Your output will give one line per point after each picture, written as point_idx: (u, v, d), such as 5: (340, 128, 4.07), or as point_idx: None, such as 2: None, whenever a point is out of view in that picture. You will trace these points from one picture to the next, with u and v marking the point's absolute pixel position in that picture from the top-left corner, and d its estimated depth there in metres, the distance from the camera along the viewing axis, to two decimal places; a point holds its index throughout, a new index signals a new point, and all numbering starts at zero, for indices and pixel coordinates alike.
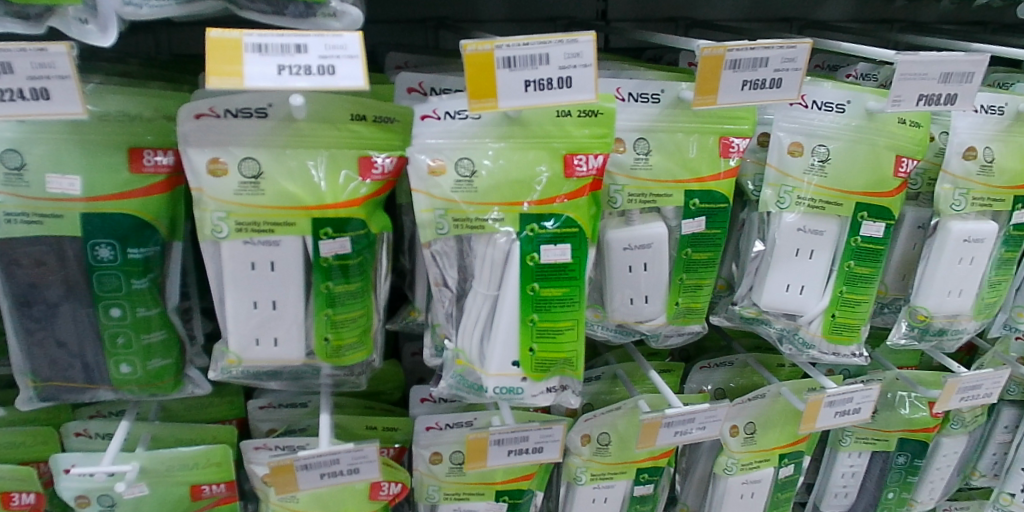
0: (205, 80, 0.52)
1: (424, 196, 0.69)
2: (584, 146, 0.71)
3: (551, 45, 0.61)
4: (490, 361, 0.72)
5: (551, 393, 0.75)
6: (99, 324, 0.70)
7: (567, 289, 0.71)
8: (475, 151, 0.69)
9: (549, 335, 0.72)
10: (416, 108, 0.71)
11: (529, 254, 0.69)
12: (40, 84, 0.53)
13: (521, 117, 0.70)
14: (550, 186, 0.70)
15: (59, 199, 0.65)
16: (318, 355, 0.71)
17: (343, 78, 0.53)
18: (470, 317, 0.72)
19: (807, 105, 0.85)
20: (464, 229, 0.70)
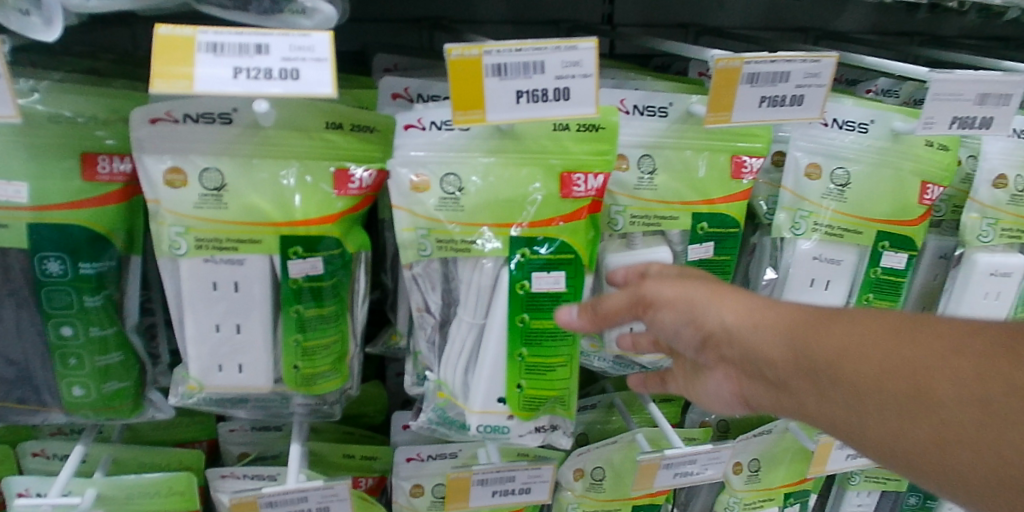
0: (150, 82, 0.46)
1: (406, 213, 0.63)
2: (584, 165, 0.64)
3: (548, 52, 0.55)
4: (474, 397, 0.66)
5: (539, 433, 0.69)
6: (48, 343, 0.64)
7: (560, 321, 0.66)
8: (463, 166, 0.63)
9: (539, 370, 0.66)
10: (398, 116, 0.64)
11: (519, 282, 0.64)
12: None
13: (514, 131, 0.64)
14: (544, 208, 0.64)
15: (3, 208, 0.59)
16: (287, 383, 0.65)
17: (310, 84, 0.48)
18: (454, 346, 0.67)
19: (828, 124, 0.79)
20: (448, 252, 0.64)
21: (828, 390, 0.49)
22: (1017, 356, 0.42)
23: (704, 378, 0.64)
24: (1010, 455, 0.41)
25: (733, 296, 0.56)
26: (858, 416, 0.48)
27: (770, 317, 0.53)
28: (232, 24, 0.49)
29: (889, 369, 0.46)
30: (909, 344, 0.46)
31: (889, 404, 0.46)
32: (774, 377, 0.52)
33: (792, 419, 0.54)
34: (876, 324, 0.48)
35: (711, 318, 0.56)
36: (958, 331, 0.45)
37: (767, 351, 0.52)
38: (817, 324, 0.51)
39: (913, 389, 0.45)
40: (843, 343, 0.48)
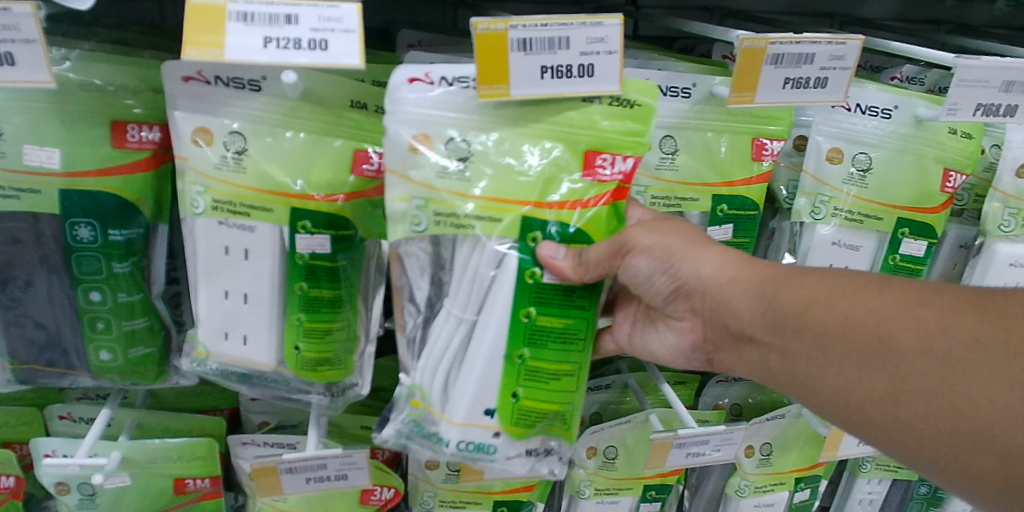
0: (181, 51, 0.47)
1: (399, 178, 0.61)
2: (614, 145, 0.62)
3: (573, 27, 0.56)
4: (457, 408, 0.64)
5: (527, 455, 0.67)
6: (78, 307, 0.66)
7: (571, 321, 0.64)
8: (474, 133, 0.61)
9: (537, 377, 0.64)
10: (403, 68, 0.61)
11: (529, 269, 0.61)
12: (5, 48, 0.48)
13: (537, 98, 0.61)
14: (572, 187, 0.62)
15: (36, 173, 0.60)
16: (289, 363, 0.66)
17: (337, 55, 0.49)
18: (438, 342, 0.64)
19: (851, 109, 0.78)
20: (452, 227, 0.61)
21: (795, 342, 0.58)
22: (978, 307, 0.52)
23: (662, 326, 0.73)
24: (951, 395, 0.50)
25: (707, 248, 0.63)
26: (818, 364, 0.57)
27: (743, 272, 0.61)
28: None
29: (857, 322, 0.55)
30: (866, 299, 0.56)
31: (852, 356, 0.55)
32: (742, 330, 0.62)
33: (752, 368, 0.63)
34: (837, 283, 0.58)
35: (688, 269, 0.63)
36: (921, 297, 0.54)
37: (736, 301, 0.61)
38: (789, 279, 0.59)
39: (878, 344, 0.54)
40: (811, 294, 0.58)
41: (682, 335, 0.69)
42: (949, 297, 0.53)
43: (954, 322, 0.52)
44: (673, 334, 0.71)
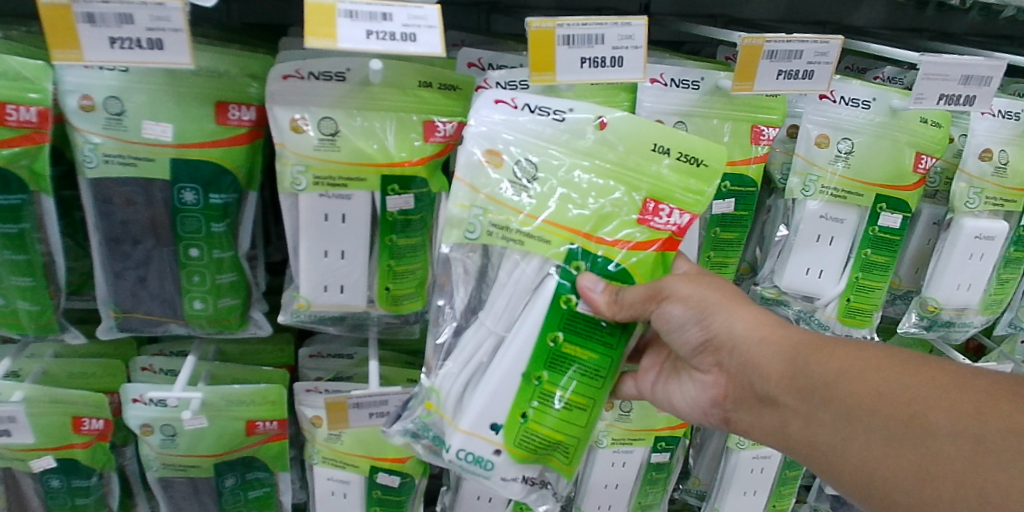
0: (305, 40, 0.59)
1: (467, 188, 0.70)
2: (673, 198, 0.70)
3: (607, 26, 0.68)
4: (467, 416, 0.71)
5: (520, 482, 0.72)
6: (179, 261, 0.77)
7: (595, 356, 0.70)
8: (539, 154, 0.71)
9: (549, 400, 0.70)
10: (498, 90, 0.72)
11: (564, 296, 0.69)
12: (156, 35, 0.59)
13: (609, 139, 0.71)
14: (626, 229, 0.70)
15: (152, 144, 0.72)
16: (379, 301, 0.79)
17: (423, 45, 0.62)
18: (470, 346, 0.72)
19: (835, 100, 0.90)
20: (501, 242, 0.70)
21: (821, 409, 0.64)
22: (1009, 398, 0.58)
23: (683, 378, 0.80)
24: (965, 479, 0.57)
25: (740, 306, 0.70)
26: (843, 433, 0.63)
27: (773, 335, 0.68)
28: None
29: (885, 396, 0.62)
30: (895, 375, 0.63)
31: (878, 428, 0.61)
32: (767, 392, 0.68)
33: (772, 429, 0.69)
34: (867, 357, 0.64)
35: (720, 324, 0.70)
36: (954, 382, 0.61)
37: (767, 363, 0.67)
38: (820, 347, 0.66)
39: (905, 419, 0.60)
40: (842, 364, 0.64)
41: (707, 390, 0.75)
42: (974, 382, 0.60)
43: (979, 406, 0.58)
44: (696, 389, 0.77)
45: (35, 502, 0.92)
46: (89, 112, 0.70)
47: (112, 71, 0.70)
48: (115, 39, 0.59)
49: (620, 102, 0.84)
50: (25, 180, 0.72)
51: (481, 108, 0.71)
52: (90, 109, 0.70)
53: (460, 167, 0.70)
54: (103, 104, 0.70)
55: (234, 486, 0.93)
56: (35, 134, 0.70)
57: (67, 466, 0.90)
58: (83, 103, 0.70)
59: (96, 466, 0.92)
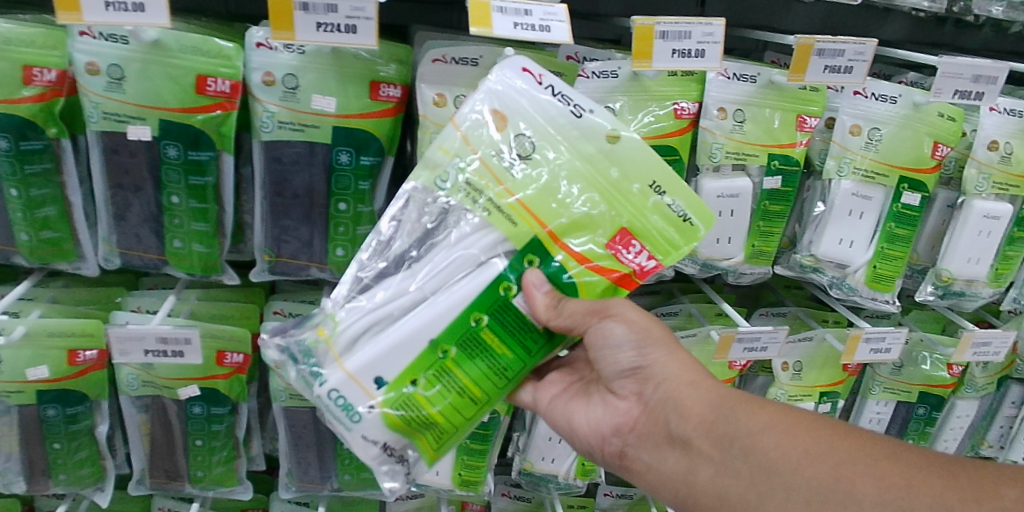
0: (470, 27, 0.79)
1: (460, 139, 0.73)
2: (650, 239, 0.72)
3: (694, 25, 0.88)
4: (356, 359, 0.71)
5: (378, 447, 0.71)
6: (330, 213, 0.93)
7: (509, 355, 0.72)
8: (545, 144, 0.72)
9: (443, 376, 0.71)
10: (532, 62, 0.74)
11: (503, 282, 0.71)
12: (353, 23, 0.80)
13: (613, 158, 0.72)
14: (590, 245, 0.72)
15: (319, 114, 0.87)
16: None
17: (556, 34, 0.82)
18: (393, 294, 0.73)
19: (867, 96, 1.07)
20: (469, 202, 0.72)
21: (738, 459, 0.70)
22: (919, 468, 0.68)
23: (592, 400, 0.81)
24: None
25: (675, 350, 0.76)
26: (757, 486, 0.68)
27: (698, 378, 0.74)
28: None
29: (811, 456, 0.68)
30: (821, 439, 0.70)
31: (800, 486, 0.67)
32: (681, 433, 0.72)
33: (675, 472, 0.73)
34: (790, 420, 0.72)
35: (656, 359, 0.75)
36: (870, 450, 0.69)
37: (691, 405, 0.72)
38: (739, 403, 0.73)
39: (832, 480, 0.67)
40: (761, 422, 0.71)
41: (616, 418, 0.78)
42: (905, 456, 0.69)
43: (908, 478, 0.66)
44: (605, 413, 0.79)
45: (176, 427, 0.97)
46: (269, 86, 0.86)
47: (290, 53, 0.86)
48: (320, 24, 0.79)
49: (690, 92, 0.99)
50: (214, 141, 0.86)
51: (508, 71, 0.74)
52: (271, 84, 0.86)
53: (464, 115, 0.73)
54: (281, 80, 0.86)
55: None
56: (226, 103, 0.85)
57: (209, 395, 0.96)
58: (265, 79, 0.86)
59: (232, 397, 0.97)
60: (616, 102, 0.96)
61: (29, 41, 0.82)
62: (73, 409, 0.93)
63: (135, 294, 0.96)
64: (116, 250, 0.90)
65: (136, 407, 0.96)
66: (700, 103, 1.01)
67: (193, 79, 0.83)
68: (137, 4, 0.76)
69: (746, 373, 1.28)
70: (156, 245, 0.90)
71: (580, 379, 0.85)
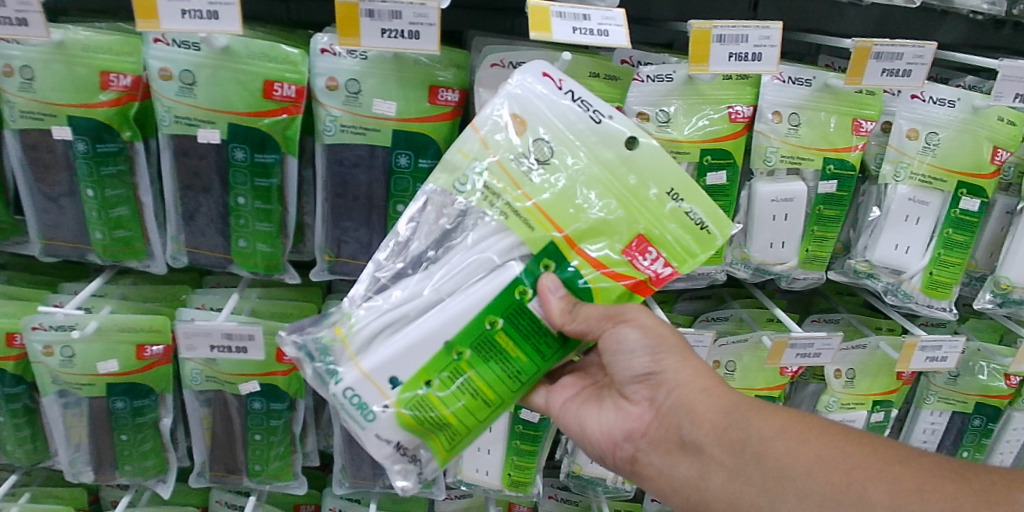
0: (529, 32, 0.80)
1: (479, 141, 0.72)
2: (666, 246, 0.71)
3: (752, 29, 0.88)
4: (371, 358, 0.71)
5: (391, 447, 0.71)
6: (388, 215, 0.95)
7: (524, 358, 0.72)
8: (563, 148, 0.71)
9: (457, 377, 0.71)
10: (552, 66, 0.73)
11: (519, 286, 0.71)
12: (416, 29, 0.82)
13: (631, 163, 0.71)
14: (606, 251, 0.71)
15: (380, 118, 0.89)
16: None
17: (613, 39, 0.83)
18: (406, 295, 0.73)
19: (925, 100, 1.05)
20: (486, 204, 0.72)
21: (751, 466, 0.69)
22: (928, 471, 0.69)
23: (605, 405, 0.80)
24: None
25: (688, 355, 0.75)
26: (769, 492, 0.69)
27: (711, 384, 0.73)
28: (563, 1, 0.85)
29: (823, 461, 0.69)
30: (832, 444, 0.70)
31: (813, 491, 0.68)
32: (694, 439, 0.72)
33: (687, 478, 0.72)
34: (802, 425, 0.72)
35: (670, 364, 0.74)
36: (880, 453, 0.70)
37: (704, 411, 0.72)
38: (751, 409, 0.72)
39: (844, 485, 0.67)
40: (773, 428, 0.71)
41: (627, 423, 0.76)
42: (915, 459, 0.70)
43: (921, 482, 0.67)
44: (617, 418, 0.78)
45: (237, 421, 1.00)
46: (332, 90, 0.88)
47: (353, 59, 0.88)
48: (385, 31, 0.82)
49: (745, 95, 0.99)
50: (279, 144, 0.89)
51: (528, 75, 0.73)
52: (334, 88, 0.88)
53: (484, 118, 0.73)
54: (344, 85, 0.88)
55: None
56: (291, 107, 0.88)
57: (269, 391, 0.98)
58: (329, 84, 0.88)
59: (290, 393, 0.99)
60: (670, 105, 0.96)
61: (107, 48, 0.86)
62: (140, 402, 0.96)
63: (198, 292, 0.99)
64: (183, 249, 0.94)
65: (199, 401, 0.99)
66: (755, 107, 1.00)
67: (261, 84, 0.86)
68: (211, 13, 0.78)
69: (797, 381, 1.26)
70: (222, 244, 0.94)
71: (594, 383, 0.84)
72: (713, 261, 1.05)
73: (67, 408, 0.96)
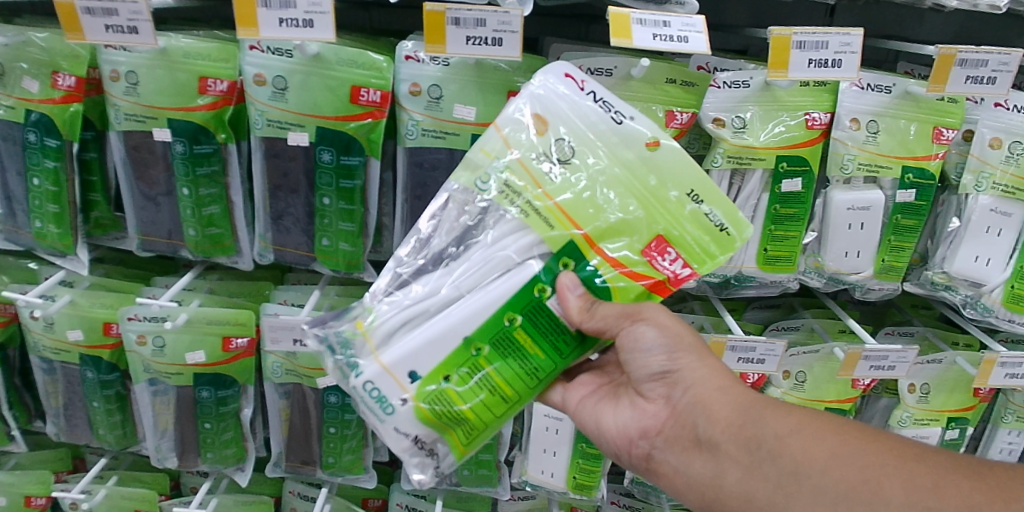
0: (610, 39, 0.81)
1: (500, 139, 0.71)
2: (685, 246, 0.70)
3: (832, 35, 0.88)
4: (392, 352, 0.70)
5: (409, 440, 0.71)
6: None
7: (543, 356, 0.71)
8: (584, 146, 0.70)
9: (474, 373, 0.70)
10: (573, 65, 0.72)
11: (538, 284, 0.70)
12: (499, 36, 0.84)
13: (651, 163, 0.70)
14: (625, 251, 0.70)
15: (460, 123, 0.92)
16: None
17: (693, 45, 0.84)
18: (424, 292, 0.72)
19: (1009, 108, 1.03)
20: (506, 202, 0.71)
21: (766, 463, 0.67)
22: (947, 470, 0.65)
23: (622, 403, 0.78)
24: None
25: (705, 355, 0.74)
26: (785, 490, 0.66)
27: (727, 382, 0.71)
28: (643, 9, 0.86)
29: (838, 459, 0.66)
30: (848, 441, 0.68)
31: (828, 489, 0.65)
32: (709, 436, 0.69)
33: (702, 477, 0.70)
34: (817, 423, 0.69)
35: (687, 363, 0.72)
36: (898, 451, 0.67)
37: (718, 408, 0.69)
38: (766, 406, 0.70)
39: (861, 483, 0.65)
40: (789, 426, 0.68)
41: (643, 420, 0.75)
42: (932, 457, 0.67)
43: (937, 480, 0.64)
44: (633, 416, 0.76)
45: (313, 413, 1.03)
46: (415, 96, 0.91)
47: (435, 65, 0.91)
48: (470, 38, 0.84)
49: (823, 102, 0.98)
50: (363, 147, 0.93)
51: (551, 75, 0.72)
52: (417, 94, 0.91)
53: (505, 117, 0.72)
54: (427, 90, 0.91)
55: None
56: (376, 111, 0.91)
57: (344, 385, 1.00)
58: (412, 89, 0.91)
59: None
60: (747, 112, 0.96)
61: (205, 55, 0.90)
62: (223, 392, 1.01)
63: (281, 289, 1.03)
64: (270, 246, 0.99)
65: (279, 393, 1.02)
66: (832, 114, 0.99)
67: (349, 89, 0.90)
68: (307, 21, 0.82)
69: (869, 394, 1.24)
70: (306, 242, 0.98)
71: (611, 381, 0.82)
72: (785, 268, 1.03)
73: (156, 396, 1.01)
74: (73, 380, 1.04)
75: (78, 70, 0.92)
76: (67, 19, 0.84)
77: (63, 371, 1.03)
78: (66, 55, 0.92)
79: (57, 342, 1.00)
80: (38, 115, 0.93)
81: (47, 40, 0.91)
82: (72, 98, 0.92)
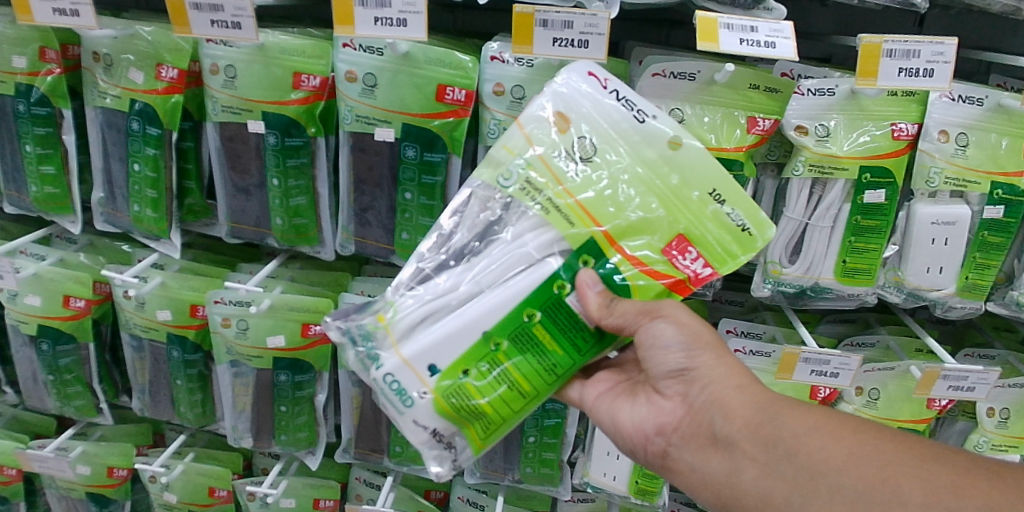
0: (697, 42, 0.81)
1: (522, 136, 0.71)
2: (706, 246, 0.69)
3: (924, 44, 0.86)
4: (412, 345, 0.70)
5: (428, 433, 0.71)
6: None
7: (561, 353, 0.70)
8: (606, 145, 0.70)
9: (494, 367, 0.70)
10: (597, 65, 0.72)
11: (558, 280, 0.69)
12: (586, 38, 0.85)
13: (673, 164, 0.70)
14: (646, 250, 0.70)
15: None
16: None
17: (780, 50, 0.83)
18: (442, 286, 0.72)
19: None
20: (527, 197, 0.71)
21: (783, 461, 0.67)
22: (964, 469, 0.65)
23: (639, 399, 0.77)
24: None
25: (722, 354, 0.73)
26: (802, 489, 0.66)
27: (746, 382, 0.71)
28: (729, 13, 0.85)
29: (855, 457, 0.66)
30: (865, 441, 0.67)
31: (846, 487, 0.65)
32: (727, 434, 0.69)
33: (718, 474, 0.70)
34: (834, 423, 0.69)
35: (705, 362, 0.71)
36: (915, 449, 0.67)
37: (736, 407, 0.69)
38: (784, 407, 0.70)
39: (877, 481, 0.64)
40: (806, 425, 0.69)
41: (660, 417, 0.74)
42: (951, 457, 0.66)
43: (955, 480, 0.64)
44: (650, 412, 0.75)
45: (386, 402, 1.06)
46: (498, 95, 0.93)
47: (520, 66, 0.92)
48: (556, 40, 0.85)
49: (911, 112, 0.96)
50: (446, 144, 0.95)
51: (574, 73, 0.72)
52: (500, 94, 0.93)
53: (528, 114, 0.72)
54: (510, 91, 0.92)
55: (537, 413, 1.07)
56: (460, 110, 0.93)
57: None
58: (495, 89, 0.92)
59: None
60: (831, 119, 0.95)
61: (301, 51, 0.94)
62: (300, 377, 1.04)
63: (359, 280, 1.06)
64: (351, 238, 1.03)
65: (351, 381, 1.05)
66: (920, 125, 0.96)
67: (435, 88, 0.92)
68: (400, 21, 0.84)
69: (944, 416, 1.20)
70: (385, 236, 1.02)
71: (629, 379, 0.81)
72: (863, 281, 1.01)
73: (236, 377, 1.05)
74: (160, 358, 1.09)
75: (180, 63, 0.97)
76: (176, 14, 0.88)
77: (150, 349, 1.09)
78: (170, 48, 0.96)
79: (147, 321, 1.05)
80: (142, 105, 0.98)
81: (153, 34, 0.96)
82: (173, 89, 0.97)
